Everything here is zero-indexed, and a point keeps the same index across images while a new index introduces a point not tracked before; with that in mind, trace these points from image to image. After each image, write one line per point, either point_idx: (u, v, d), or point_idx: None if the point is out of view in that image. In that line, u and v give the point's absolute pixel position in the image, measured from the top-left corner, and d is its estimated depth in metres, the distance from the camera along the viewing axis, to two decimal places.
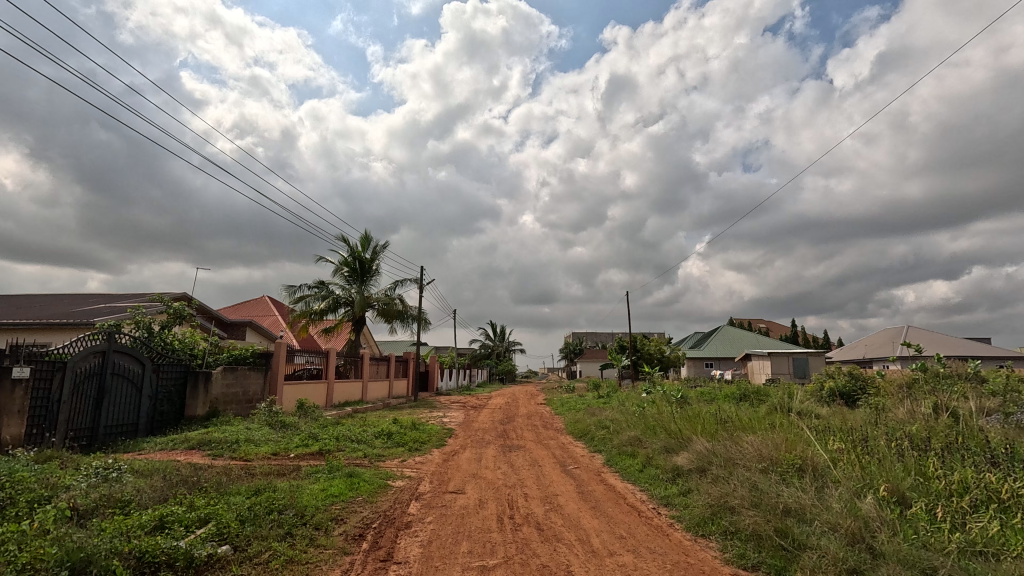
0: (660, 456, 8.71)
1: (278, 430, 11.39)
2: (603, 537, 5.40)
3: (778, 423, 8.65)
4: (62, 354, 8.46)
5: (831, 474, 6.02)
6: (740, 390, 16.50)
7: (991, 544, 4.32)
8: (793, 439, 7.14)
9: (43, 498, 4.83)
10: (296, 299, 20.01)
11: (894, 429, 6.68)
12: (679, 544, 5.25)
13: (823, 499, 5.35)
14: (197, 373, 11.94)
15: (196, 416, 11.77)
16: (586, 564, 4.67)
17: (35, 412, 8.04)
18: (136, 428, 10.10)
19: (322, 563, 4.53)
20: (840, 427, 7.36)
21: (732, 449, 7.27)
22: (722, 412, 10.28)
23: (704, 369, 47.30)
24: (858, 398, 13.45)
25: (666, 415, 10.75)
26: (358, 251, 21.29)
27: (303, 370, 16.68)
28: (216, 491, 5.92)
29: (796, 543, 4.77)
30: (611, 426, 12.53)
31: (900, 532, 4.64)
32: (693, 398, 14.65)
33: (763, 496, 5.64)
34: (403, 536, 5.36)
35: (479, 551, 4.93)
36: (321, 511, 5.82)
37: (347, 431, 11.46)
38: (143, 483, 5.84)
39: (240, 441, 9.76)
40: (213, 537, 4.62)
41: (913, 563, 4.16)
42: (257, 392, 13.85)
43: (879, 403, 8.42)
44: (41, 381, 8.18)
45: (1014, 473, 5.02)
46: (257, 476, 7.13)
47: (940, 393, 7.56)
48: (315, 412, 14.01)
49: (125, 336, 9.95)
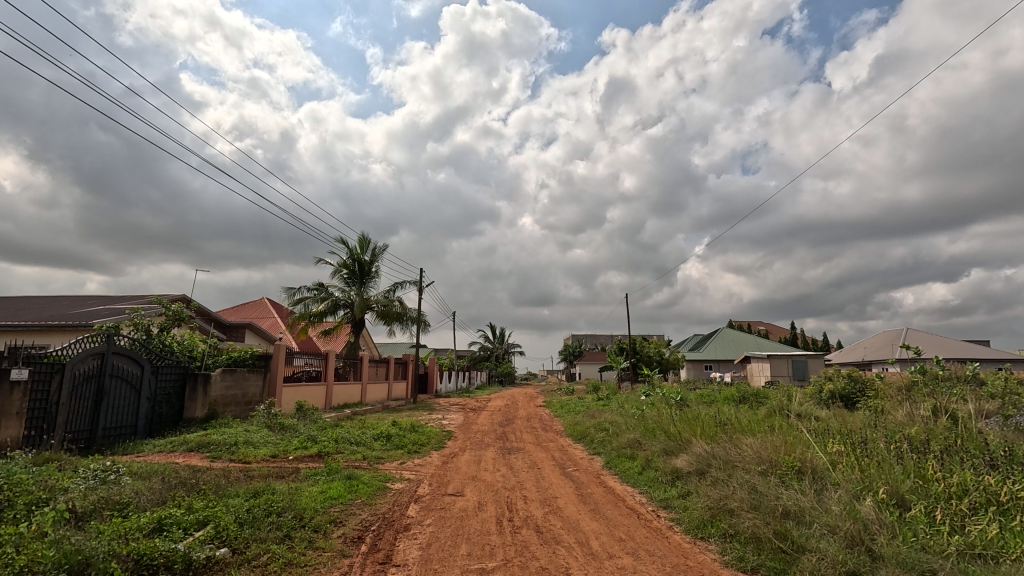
0: (659, 458, 8.71)
1: (277, 432, 11.38)
2: (602, 540, 5.40)
3: (777, 425, 8.64)
4: (61, 356, 8.46)
5: (831, 476, 6.03)
6: (739, 392, 16.49)
7: (990, 547, 4.31)
8: (792, 441, 7.14)
9: (41, 501, 4.82)
10: (295, 300, 20.01)
11: (893, 431, 6.68)
12: (678, 547, 5.25)
13: (822, 502, 5.35)
14: (196, 375, 11.91)
15: (195, 418, 11.73)
16: (585, 567, 4.67)
17: (33, 414, 8.03)
18: (135, 430, 10.09)
19: (320, 566, 4.52)
20: (839, 429, 7.35)
21: (731, 451, 7.26)
22: (721, 415, 10.27)
23: (704, 371, 47.29)
24: (857, 400, 13.45)
25: (665, 418, 10.73)
26: (358, 253, 21.27)
27: (302, 371, 16.69)
28: (214, 493, 5.91)
29: (796, 546, 4.77)
30: (610, 429, 12.51)
31: (900, 535, 4.64)
32: (693, 401, 14.63)
33: (762, 498, 5.64)
34: (402, 538, 5.35)
35: (478, 554, 4.92)
36: (320, 513, 5.81)
37: (346, 433, 11.43)
38: (142, 486, 5.82)
39: (239, 444, 9.74)
40: (212, 539, 4.62)
41: (912, 565, 4.16)
42: (256, 395, 13.82)
43: (877, 406, 8.42)
44: (40, 383, 8.18)
45: (1013, 476, 5.02)
46: (255, 478, 7.11)
47: (939, 396, 7.54)
48: (314, 415, 13.98)
49: (124, 338, 9.95)
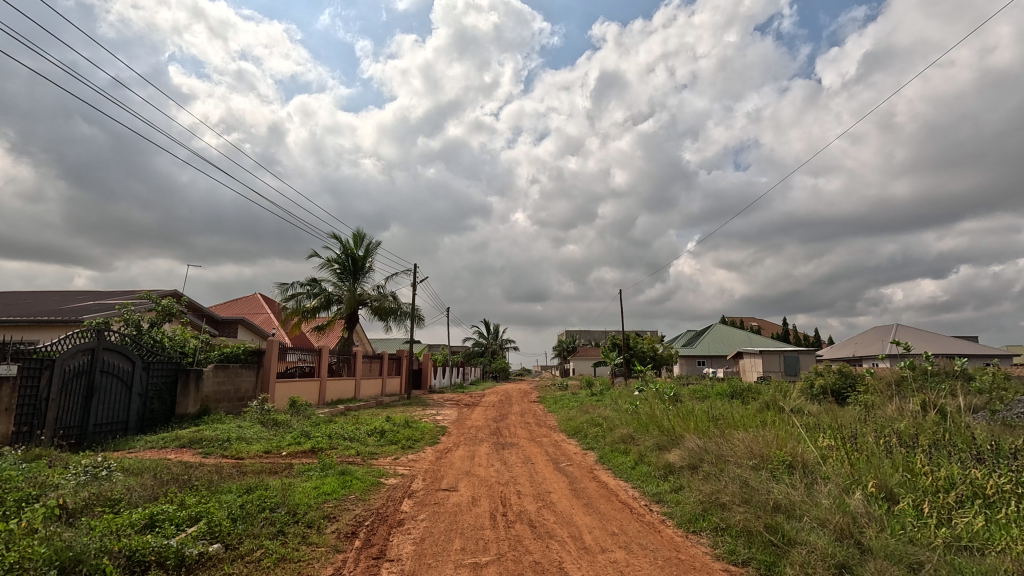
0: (652, 453, 8.80)
1: (270, 428, 11.33)
2: (595, 534, 5.44)
3: (769, 419, 8.76)
4: (51, 351, 8.35)
5: (820, 470, 6.11)
6: (731, 386, 16.79)
7: (976, 540, 4.38)
8: (783, 436, 7.23)
9: (30, 497, 4.76)
10: (287, 296, 19.89)
11: (883, 425, 6.77)
12: (670, 540, 5.31)
13: (812, 495, 5.42)
14: (188, 371, 11.80)
15: (187, 413, 11.64)
16: (578, 561, 4.70)
17: (22, 411, 7.93)
18: (126, 426, 10.02)
19: (314, 562, 4.51)
20: (829, 424, 7.46)
21: (723, 446, 7.36)
22: (713, 409, 10.43)
23: (697, 367, 47.88)
24: (847, 395, 13.77)
25: (658, 412, 10.90)
26: (351, 247, 21.16)
27: (295, 367, 16.64)
28: (206, 489, 5.89)
29: (786, 539, 4.83)
30: (603, 424, 12.69)
31: (888, 528, 4.70)
32: (685, 395, 14.91)
33: (754, 493, 5.71)
34: (396, 533, 5.37)
35: (472, 549, 4.95)
36: (313, 509, 5.79)
37: (340, 429, 11.38)
38: (133, 482, 5.79)
39: (232, 440, 9.70)
40: (205, 535, 4.60)
41: (900, 557, 4.22)
42: (249, 390, 13.77)
43: (868, 400, 8.50)
44: (29, 379, 8.09)
45: (999, 469, 5.13)
46: (249, 474, 7.08)
47: (928, 390, 7.60)
48: (308, 410, 13.94)
49: (114, 333, 9.86)
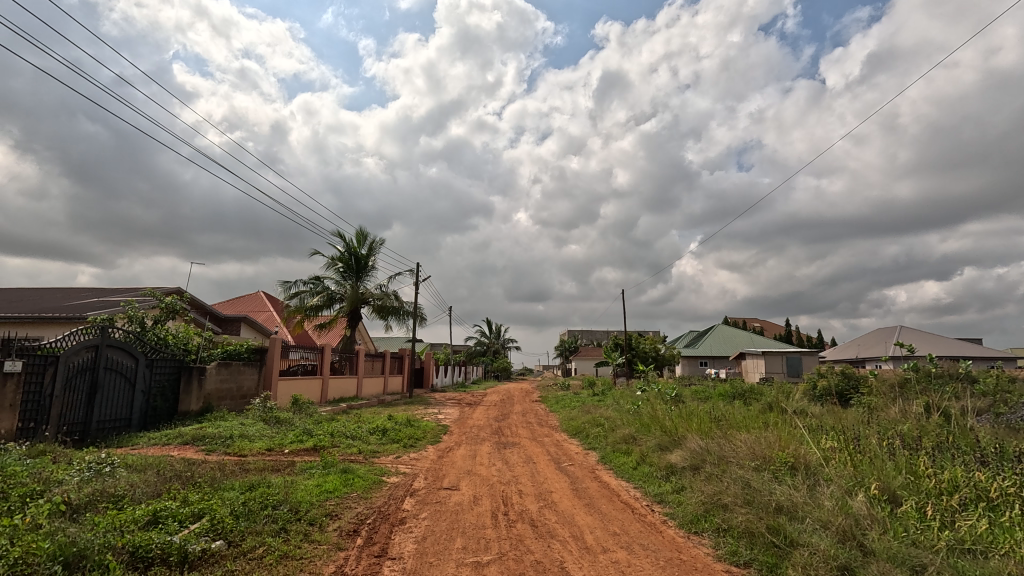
0: (654, 453, 8.80)
1: (272, 426, 11.36)
2: (596, 534, 5.44)
3: (771, 421, 8.76)
4: (55, 348, 8.37)
5: (823, 472, 6.09)
6: (733, 387, 16.79)
7: (980, 542, 4.37)
8: (786, 438, 7.22)
9: (35, 493, 4.79)
10: (290, 294, 19.93)
11: (886, 428, 6.76)
12: (672, 541, 5.31)
13: (814, 497, 5.41)
14: (191, 368, 11.83)
15: (190, 411, 11.68)
16: (580, 561, 4.70)
17: (26, 407, 7.97)
18: (129, 423, 10.06)
19: (316, 559, 4.52)
20: (832, 426, 7.44)
21: (725, 447, 7.35)
22: (715, 410, 10.42)
23: (698, 368, 47.82)
24: (849, 397, 13.74)
25: (659, 412, 10.90)
26: (354, 246, 21.19)
27: (298, 365, 16.66)
28: (209, 486, 5.92)
29: (788, 540, 4.82)
30: (605, 424, 12.70)
31: (890, 530, 4.68)
32: (687, 396, 14.91)
33: (756, 494, 5.70)
34: (398, 531, 5.38)
35: (473, 548, 4.96)
36: (316, 507, 5.82)
37: (342, 427, 11.40)
38: (137, 478, 5.82)
39: (234, 437, 9.74)
40: (208, 532, 4.62)
41: (903, 559, 4.20)
42: (252, 388, 13.80)
43: (871, 402, 8.48)
44: (34, 375, 8.11)
45: (1002, 472, 5.11)
46: (251, 471, 7.10)
47: (932, 392, 7.58)
48: (310, 408, 13.97)
49: (118, 330, 9.88)
